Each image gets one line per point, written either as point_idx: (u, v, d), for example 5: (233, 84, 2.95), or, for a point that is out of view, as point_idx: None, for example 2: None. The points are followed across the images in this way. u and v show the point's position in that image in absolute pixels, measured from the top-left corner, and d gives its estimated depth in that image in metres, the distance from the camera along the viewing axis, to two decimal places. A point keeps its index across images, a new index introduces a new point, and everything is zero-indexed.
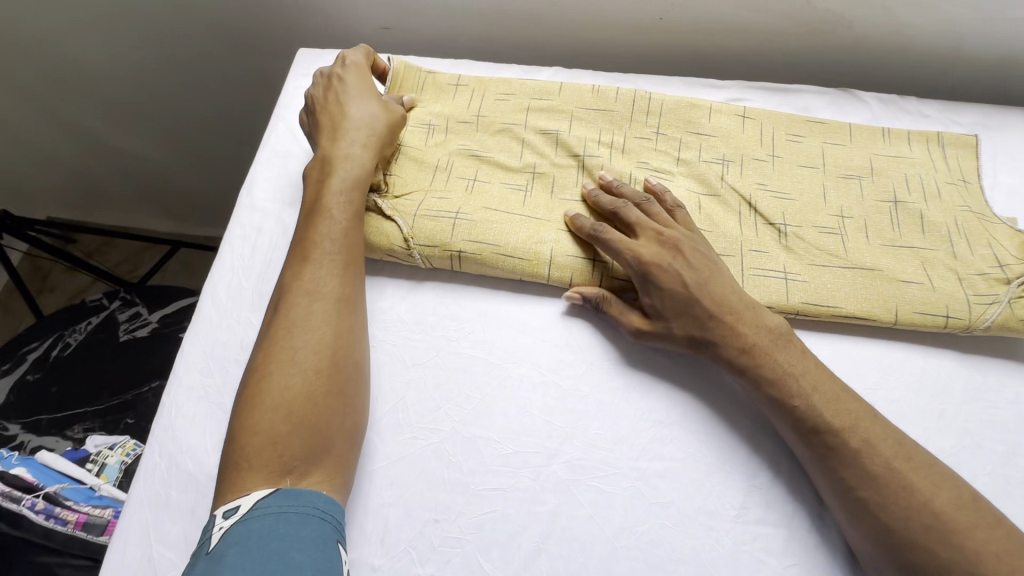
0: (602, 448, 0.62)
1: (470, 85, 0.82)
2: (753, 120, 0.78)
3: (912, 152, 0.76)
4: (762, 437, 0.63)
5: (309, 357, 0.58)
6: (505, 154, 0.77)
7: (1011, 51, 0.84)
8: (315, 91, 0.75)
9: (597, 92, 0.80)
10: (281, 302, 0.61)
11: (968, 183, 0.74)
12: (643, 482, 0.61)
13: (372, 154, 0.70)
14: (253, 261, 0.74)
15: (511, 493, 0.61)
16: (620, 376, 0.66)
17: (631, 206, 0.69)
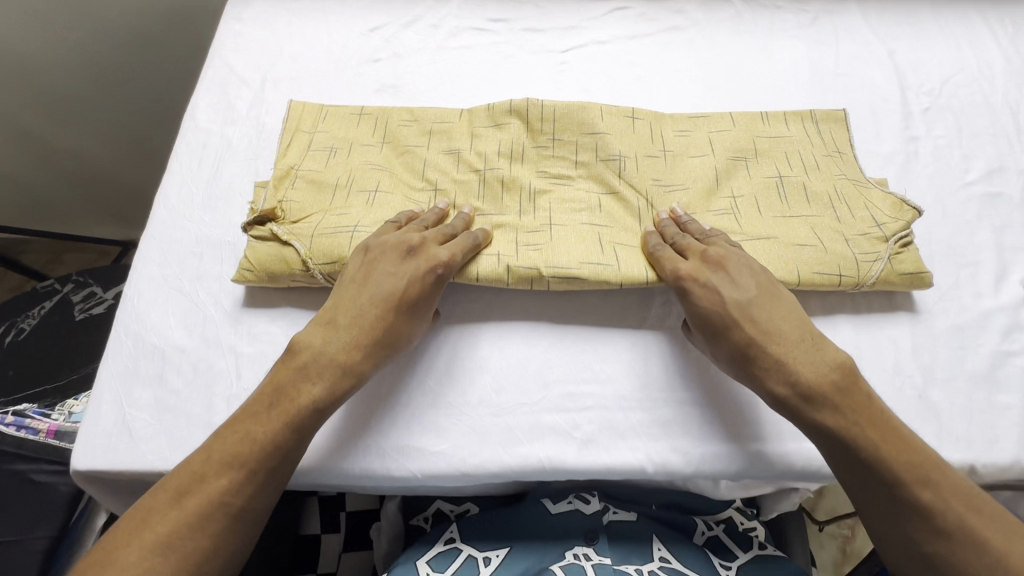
0: (557, 376, 0.67)
1: (372, 114, 0.83)
2: (641, 120, 0.81)
3: (791, 129, 0.80)
4: (689, 378, 0.67)
5: (175, 555, 0.52)
6: (407, 172, 0.78)
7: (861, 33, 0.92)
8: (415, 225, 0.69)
9: (489, 109, 0.82)
10: (185, 478, 0.55)
11: (842, 152, 0.79)
12: (587, 394, 0.66)
13: (416, 269, 0.64)
14: (200, 169, 0.81)
15: (484, 372, 0.67)
16: (548, 342, 0.69)
17: (688, 237, 0.68)
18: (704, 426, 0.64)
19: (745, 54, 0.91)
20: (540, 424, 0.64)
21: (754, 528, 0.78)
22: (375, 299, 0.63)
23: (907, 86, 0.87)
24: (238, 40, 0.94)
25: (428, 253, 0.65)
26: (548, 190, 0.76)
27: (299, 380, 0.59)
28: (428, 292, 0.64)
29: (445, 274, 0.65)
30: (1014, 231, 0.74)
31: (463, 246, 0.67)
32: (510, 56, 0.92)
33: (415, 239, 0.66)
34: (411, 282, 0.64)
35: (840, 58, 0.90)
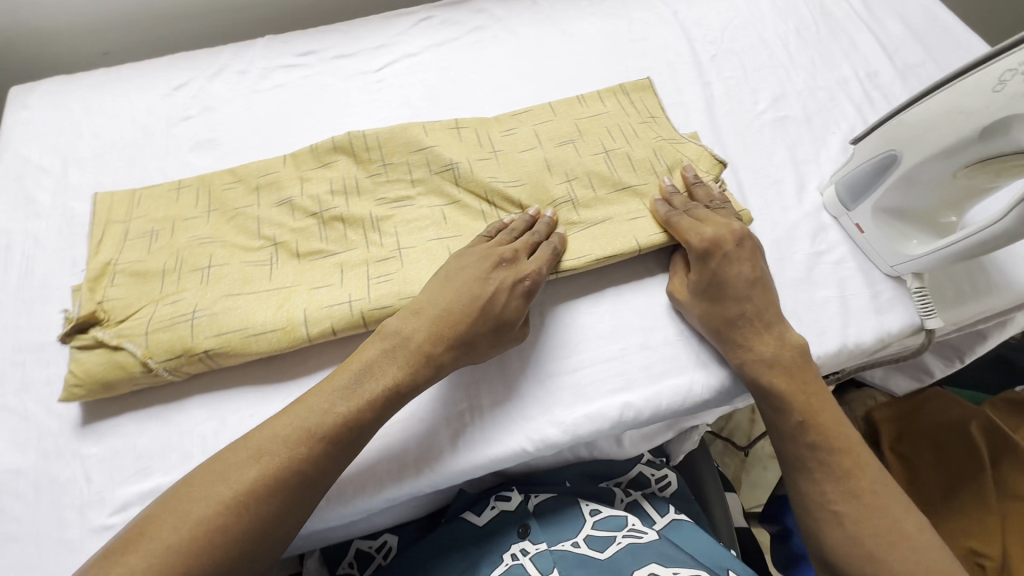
0: (635, 341, 0.70)
1: (192, 185, 0.79)
2: (466, 128, 0.83)
3: (607, 106, 0.86)
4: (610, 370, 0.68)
5: (256, 501, 0.53)
6: (240, 235, 0.74)
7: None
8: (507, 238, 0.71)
9: (313, 149, 0.80)
10: (266, 438, 0.56)
11: (656, 117, 0.85)
12: (628, 361, 0.69)
13: (473, 292, 0.65)
14: (9, 273, 0.73)
15: (549, 356, 0.69)
16: (551, 357, 0.69)
17: (700, 207, 0.73)
18: (583, 392, 0.67)
19: (547, 37, 0.96)
20: (417, 433, 0.65)
21: (663, 477, 0.85)
22: (460, 307, 0.64)
23: (694, 39, 0.95)
24: (28, 127, 0.85)
25: (517, 266, 0.68)
26: (394, 215, 0.75)
27: (385, 364, 0.62)
28: (520, 305, 0.67)
29: (534, 284, 0.67)
30: (803, 146, 0.84)
31: (548, 257, 0.69)
32: (326, 85, 0.90)
33: (506, 252, 0.68)
34: (499, 291, 0.66)
35: (633, 25, 0.97)
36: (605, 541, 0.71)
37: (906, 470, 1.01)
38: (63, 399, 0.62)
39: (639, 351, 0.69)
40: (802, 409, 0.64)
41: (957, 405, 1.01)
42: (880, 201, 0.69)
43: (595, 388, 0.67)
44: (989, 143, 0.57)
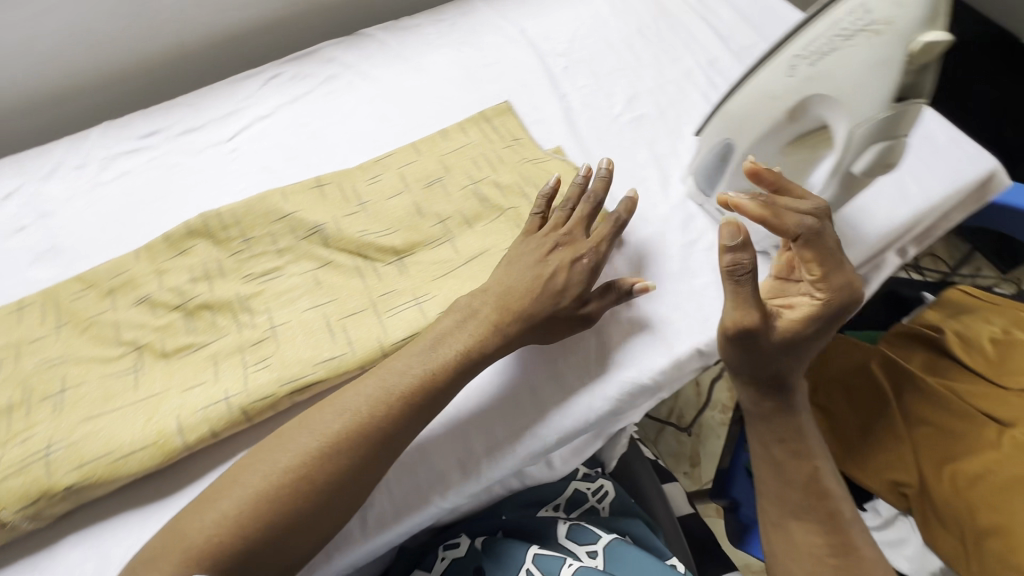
0: (539, 375, 0.69)
1: (35, 301, 0.72)
2: (328, 185, 0.81)
3: (470, 136, 0.86)
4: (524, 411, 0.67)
5: (321, 467, 0.55)
6: (98, 346, 0.68)
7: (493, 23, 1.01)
8: (582, 202, 0.73)
9: (167, 237, 0.75)
10: (213, 493, 0.55)
11: (519, 138, 0.85)
12: (531, 403, 0.68)
13: (540, 281, 0.67)
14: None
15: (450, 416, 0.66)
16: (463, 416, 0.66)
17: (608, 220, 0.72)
18: (501, 438, 0.66)
19: (401, 75, 0.95)
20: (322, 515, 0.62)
21: (600, 488, 0.85)
22: (527, 286, 0.66)
23: (544, 54, 0.97)
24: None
25: (574, 245, 0.70)
26: (262, 292, 0.72)
27: (332, 420, 0.57)
28: (581, 281, 0.68)
29: (591, 260, 0.70)
30: (661, 142, 0.87)
31: (606, 232, 0.72)
32: (175, 163, 0.86)
33: (562, 235, 0.70)
34: (557, 272, 0.68)
35: (485, 50, 0.98)
36: (558, 560, 0.70)
37: (828, 420, 1.04)
38: None
39: (545, 382, 0.69)
40: (791, 447, 0.69)
41: (857, 348, 1.07)
42: (733, 188, 0.71)
43: (514, 432, 0.67)
44: (799, 122, 0.60)
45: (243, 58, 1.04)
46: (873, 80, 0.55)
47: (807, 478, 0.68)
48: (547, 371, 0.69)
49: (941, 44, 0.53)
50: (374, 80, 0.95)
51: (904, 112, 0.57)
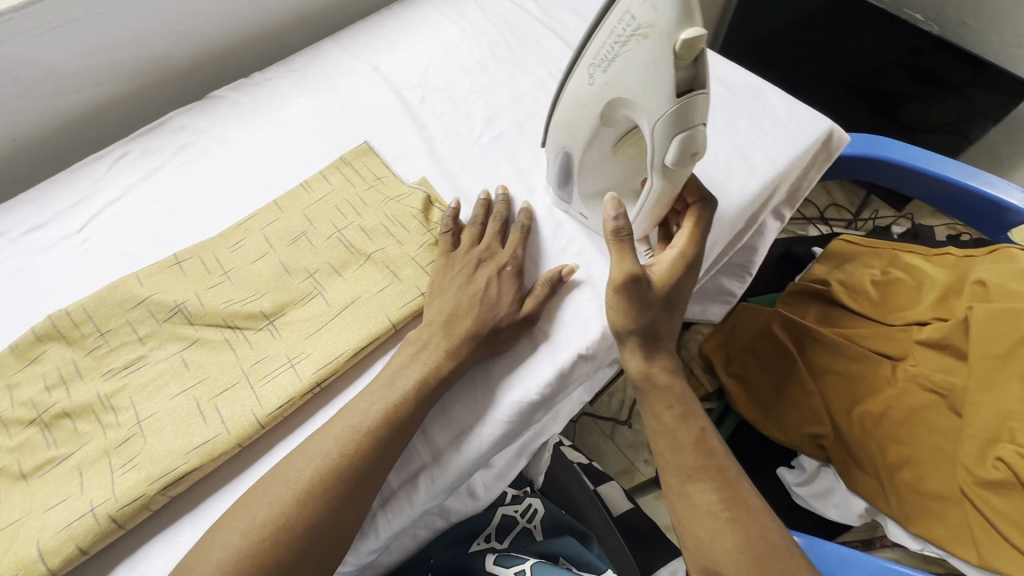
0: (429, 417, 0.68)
1: None
2: (188, 260, 0.78)
3: (332, 183, 0.85)
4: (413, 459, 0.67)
5: (285, 534, 0.56)
6: None
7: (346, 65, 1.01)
8: (497, 215, 0.80)
9: (14, 347, 0.70)
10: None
11: (381, 177, 0.85)
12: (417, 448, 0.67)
13: (476, 294, 0.71)
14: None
15: None
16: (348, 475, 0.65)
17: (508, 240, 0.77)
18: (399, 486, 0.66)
19: (257, 132, 0.93)
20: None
21: (529, 508, 0.85)
22: (465, 306, 0.70)
23: (400, 88, 0.98)
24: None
25: (495, 257, 0.75)
26: (124, 387, 0.68)
27: (285, 486, 0.58)
28: (511, 287, 0.73)
29: (514, 266, 0.75)
30: (523, 156, 0.89)
31: (519, 238, 0.78)
32: (21, 265, 0.81)
33: (482, 250, 0.75)
34: (488, 286, 0.72)
35: (341, 93, 0.98)
36: None
37: (744, 389, 1.10)
38: None
39: (436, 422, 0.68)
40: (678, 416, 0.70)
41: (757, 315, 1.13)
42: (585, 191, 0.75)
43: (410, 478, 0.66)
44: (612, 122, 0.66)
45: (92, 141, 1.00)
46: (649, 77, 0.57)
47: (698, 436, 0.69)
48: (438, 407, 0.69)
49: (701, 39, 0.53)
50: (230, 141, 0.92)
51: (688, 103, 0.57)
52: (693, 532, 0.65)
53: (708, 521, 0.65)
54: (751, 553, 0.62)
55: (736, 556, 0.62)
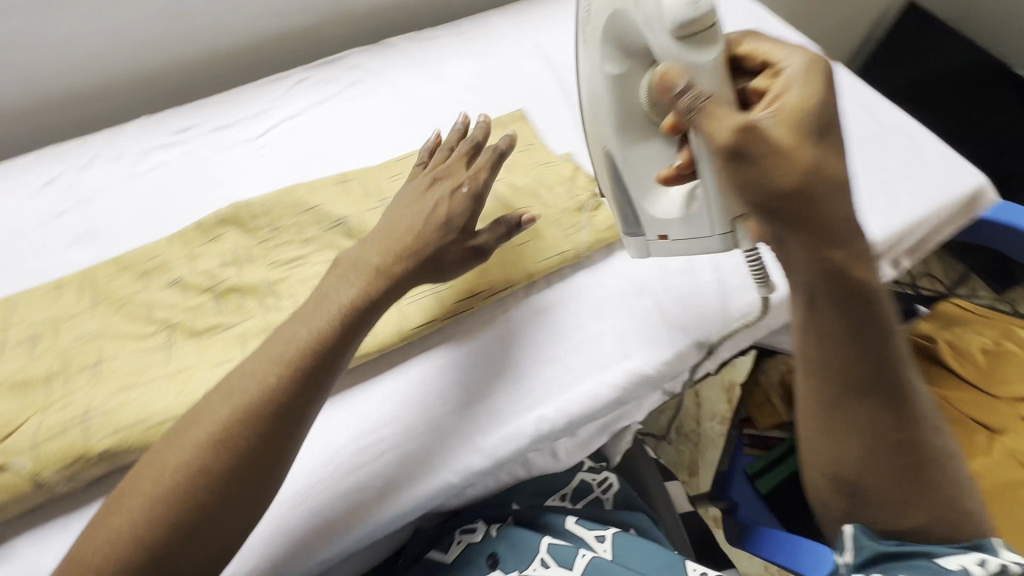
0: (543, 367, 0.72)
1: (73, 280, 0.76)
2: (352, 181, 0.85)
3: (487, 140, 0.90)
4: (522, 400, 0.70)
5: (284, 389, 0.57)
6: (130, 323, 0.72)
7: (509, 37, 1.07)
8: (469, 141, 0.73)
9: (199, 224, 0.80)
10: (186, 423, 0.56)
11: (533, 143, 0.90)
12: (526, 392, 0.70)
13: (420, 221, 0.67)
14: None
15: (447, 404, 0.69)
16: (457, 401, 0.69)
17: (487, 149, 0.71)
18: (505, 414, 0.69)
19: (422, 82, 1.01)
20: (337, 491, 0.65)
21: (604, 479, 0.88)
22: (406, 228, 0.66)
23: (557, 67, 1.03)
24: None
25: (454, 176, 0.70)
26: (287, 278, 0.76)
27: (287, 341, 0.59)
28: (461, 212, 0.68)
29: (472, 186, 0.69)
30: None
31: (485, 162, 0.70)
32: (207, 158, 0.91)
33: (440, 169, 0.71)
34: (436, 205, 0.68)
35: (501, 61, 1.04)
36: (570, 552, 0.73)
37: None
38: None
39: (547, 367, 0.72)
40: (855, 332, 0.58)
41: None
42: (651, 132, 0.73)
43: (520, 409, 0.69)
44: None
45: (270, 64, 1.10)
46: (606, 87, 0.64)
47: (873, 341, 0.58)
48: (545, 350, 0.73)
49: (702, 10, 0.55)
50: (396, 85, 1.00)
51: (629, 33, 0.61)
52: (831, 448, 0.63)
53: (858, 443, 0.61)
54: (905, 471, 0.61)
55: (884, 478, 0.61)
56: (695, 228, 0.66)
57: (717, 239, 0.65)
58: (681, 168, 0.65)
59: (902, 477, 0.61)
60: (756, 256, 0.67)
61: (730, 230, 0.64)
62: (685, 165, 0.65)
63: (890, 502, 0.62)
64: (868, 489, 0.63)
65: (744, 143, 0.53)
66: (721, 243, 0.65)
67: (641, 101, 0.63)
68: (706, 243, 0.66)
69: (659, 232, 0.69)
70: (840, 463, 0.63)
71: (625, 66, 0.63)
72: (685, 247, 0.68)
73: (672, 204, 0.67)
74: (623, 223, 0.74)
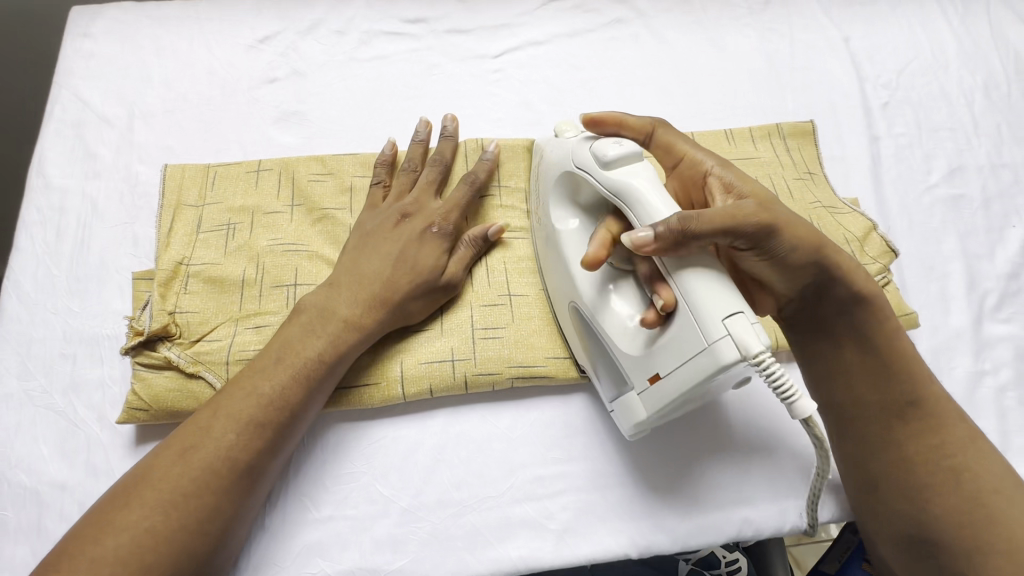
0: (735, 450, 0.59)
1: (274, 168, 0.66)
2: None
3: (761, 149, 0.72)
4: (712, 478, 0.58)
5: (314, 373, 0.53)
6: (329, 245, 0.63)
7: (811, 17, 0.85)
8: (427, 168, 0.64)
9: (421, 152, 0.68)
10: (213, 407, 0.50)
11: (814, 173, 0.72)
12: (702, 470, 0.59)
13: (386, 256, 0.58)
14: (60, 244, 0.64)
15: (597, 451, 0.59)
16: (616, 453, 0.59)
17: (432, 172, 0.64)
18: (708, 493, 0.58)
19: (694, 45, 0.82)
20: (508, 519, 0.56)
21: (736, 562, 0.67)
22: (373, 271, 0.57)
23: (863, 77, 0.81)
24: (91, 63, 0.73)
25: (424, 211, 0.61)
26: (504, 252, 0.64)
27: (306, 334, 0.54)
28: (431, 248, 0.59)
29: (443, 227, 0.60)
30: (977, 237, 0.72)
31: (463, 193, 0.62)
32: (435, 65, 0.77)
33: (409, 203, 0.62)
34: (406, 242, 0.59)
35: (795, 48, 0.82)
36: None
37: None
38: (121, 418, 0.54)
39: (765, 462, 0.59)
40: (872, 364, 0.52)
41: None
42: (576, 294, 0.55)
43: (728, 498, 0.58)
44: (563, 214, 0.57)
45: None
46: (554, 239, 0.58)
47: (897, 373, 0.52)
48: (766, 437, 0.60)
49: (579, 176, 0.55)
50: (662, 38, 0.82)
51: (583, 188, 0.56)
52: (881, 493, 0.51)
53: (898, 481, 0.50)
54: (974, 516, 0.47)
55: (941, 514, 0.48)
56: (683, 344, 0.46)
57: (717, 350, 0.43)
58: (659, 310, 0.48)
59: (970, 517, 0.47)
60: (768, 364, 0.42)
61: (726, 333, 0.43)
62: (669, 305, 0.47)
63: (960, 555, 0.46)
64: (932, 537, 0.48)
65: (758, 233, 0.47)
66: (731, 350, 0.43)
67: (588, 251, 0.55)
68: (707, 359, 0.44)
69: (647, 371, 0.49)
70: (888, 519, 0.51)
71: (583, 221, 0.57)
72: (691, 375, 0.45)
73: (639, 337, 0.50)
74: (608, 383, 0.56)
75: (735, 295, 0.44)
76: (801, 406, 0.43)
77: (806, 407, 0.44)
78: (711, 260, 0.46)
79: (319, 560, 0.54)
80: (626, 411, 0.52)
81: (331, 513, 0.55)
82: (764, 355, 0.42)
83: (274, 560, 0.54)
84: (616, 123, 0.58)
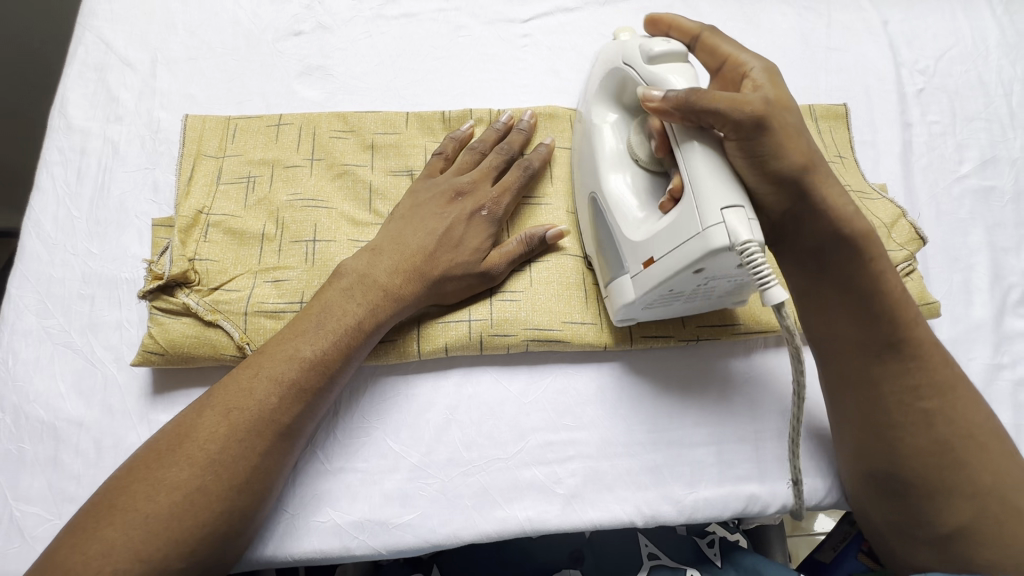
0: (746, 427, 0.59)
1: (297, 122, 0.66)
2: None
3: None
4: (721, 455, 0.58)
5: (355, 339, 0.52)
6: (349, 203, 0.63)
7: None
8: (476, 143, 0.63)
9: (445, 118, 0.67)
10: (253, 368, 0.50)
11: (843, 157, 0.70)
12: (713, 446, 0.59)
13: (423, 232, 0.57)
14: (81, 186, 0.64)
15: (607, 420, 0.59)
16: (627, 422, 0.59)
17: (481, 154, 0.63)
18: (715, 468, 0.58)
19: (730, 21, 0.79)
20: (517, 481, 0.57)
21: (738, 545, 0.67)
22: (418, 242, 0.57)
23: (901, 63, 0.79)
24: (114, 7, 0.72)
25: (478, 193, 0.60)
26: (524, 218, 0.63)
27: (344, 302, 0.53)
28: (479, 236, 0.58)
29: (494, 212, 0.59)
30: (1005, 230, 0.71)
31: (517, 183, 0.61)
32: (463, 26, 0.76)
33: (464, 181, 0.60)
34: (452, 224, 0.58)
35: (832, 28, 0.80)
36: None
37: None
38: (136, 360, 0.55)
39: (775, 442, 0.59)
40: (854, 300, 0.51)
41: None
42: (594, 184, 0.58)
43: (734, 474, 0.58)
44: (611, 109, 0.59)
45: None
46: (589, 130, 0.60)
47: (888, 312, 0.51)
48: (777, 417, 0.60)
49: (624, 74, 0.56)
50: (698, 12, 0.79)
51: (629, 86, 0.57)
52: (861, 430, 0.52)
53: (878, 420, 0.51)
54: (943, 459, 0.49)
55: (913, 459, 0.50)
56: (679, 231, 0.47)
57: (709, 235, 0.44)
58: (670, 196, 0.50)
59: (939, 462, 0.49)
60: (755, 256, 0.42)
61: (721, 221, 0.44)
62: (677, 190, 0.49)
63: (927, 496, 0.49)
64: (904, 483, 0.50)
65: (756, 130, 0.46)
66: (723, 237, 0.43)
67: (612, 148, 0.57)
68: (698, 243, 0.45)
69: (643, 257, 0.51)
70: (868, 456, 0.52)
71: (620, 118, 0.59)
72: (681, 259, 0.46)
73: (645, 226, 0.52)
74: (606, 274, 0.58)
75: (735, 190, 0.45)
76: (775, 293, 0.43)
77: (779, 296, 0.43)
78: (711, 142, 0.48)
79: (330, 510, 0.54)
80: (617, 292, 0.55)
81: (343, 466, 0.56)
82: (751, 245, 0.43)
83: (289, 507, 0.54)
84: (667, 24, 0.57)
